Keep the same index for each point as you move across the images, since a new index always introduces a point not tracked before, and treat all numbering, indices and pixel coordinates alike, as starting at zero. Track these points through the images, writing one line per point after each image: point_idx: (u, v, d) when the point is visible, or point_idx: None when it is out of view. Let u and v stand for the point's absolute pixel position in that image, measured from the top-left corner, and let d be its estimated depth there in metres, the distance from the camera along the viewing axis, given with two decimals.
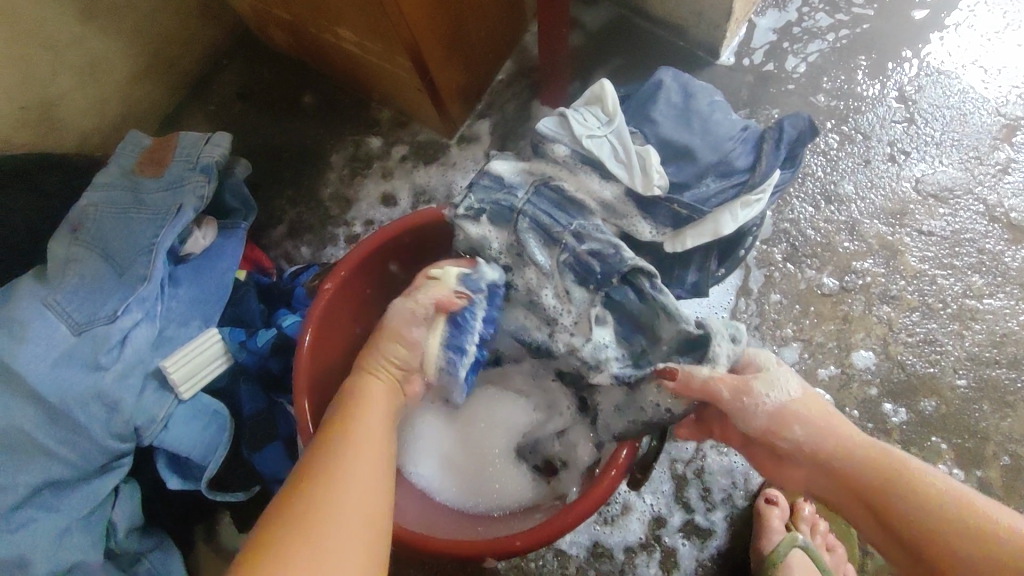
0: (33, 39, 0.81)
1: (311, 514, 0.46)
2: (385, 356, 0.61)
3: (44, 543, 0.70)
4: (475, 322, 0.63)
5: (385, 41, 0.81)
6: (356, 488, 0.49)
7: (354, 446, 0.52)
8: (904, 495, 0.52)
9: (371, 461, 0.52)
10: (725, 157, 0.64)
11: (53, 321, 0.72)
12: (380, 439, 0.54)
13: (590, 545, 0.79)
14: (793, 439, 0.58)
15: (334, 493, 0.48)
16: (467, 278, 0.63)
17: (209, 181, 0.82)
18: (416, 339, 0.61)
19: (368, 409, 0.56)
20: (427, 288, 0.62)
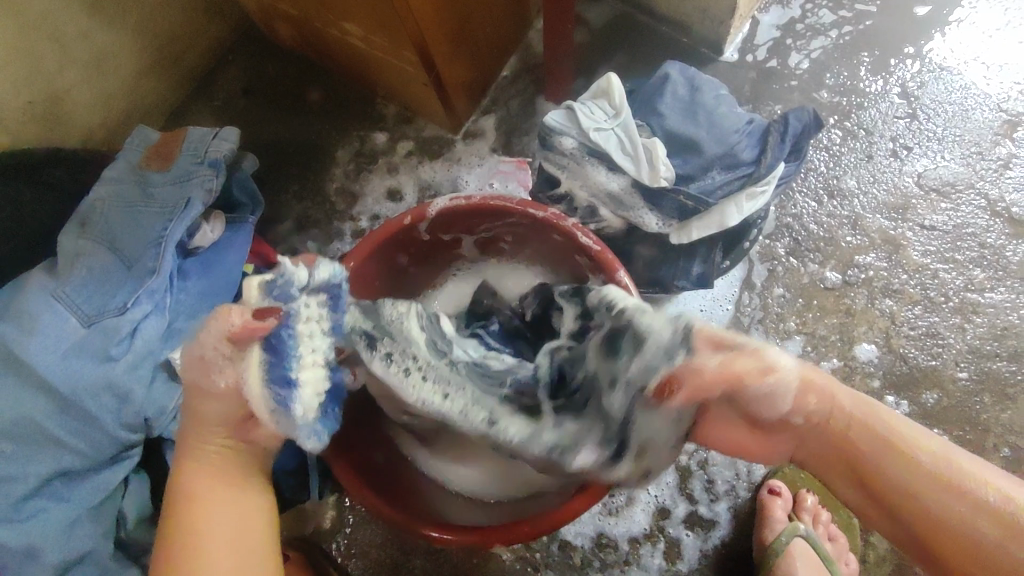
0: (40, 33, 0.81)
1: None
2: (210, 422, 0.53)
3: (53, 535, 0.70)
4: (299, 343, 0.51)
5: (391, 36, 0.82)
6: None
7: (204, 551, 0.50)
8: (902, 469, 0.51)
9: (226, 561, 0.51)
10: (731, 150, 0.66)
11: (62, 313, 0.73)
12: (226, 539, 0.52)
13: (594, 536, 0.80)
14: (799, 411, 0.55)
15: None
16: (272, 286, 0.51)
17: (218, 175, 0.83)
18: (230, 383, 0.52)
19: (206, 496, 0.52)
20: (217, 316, 0.50)
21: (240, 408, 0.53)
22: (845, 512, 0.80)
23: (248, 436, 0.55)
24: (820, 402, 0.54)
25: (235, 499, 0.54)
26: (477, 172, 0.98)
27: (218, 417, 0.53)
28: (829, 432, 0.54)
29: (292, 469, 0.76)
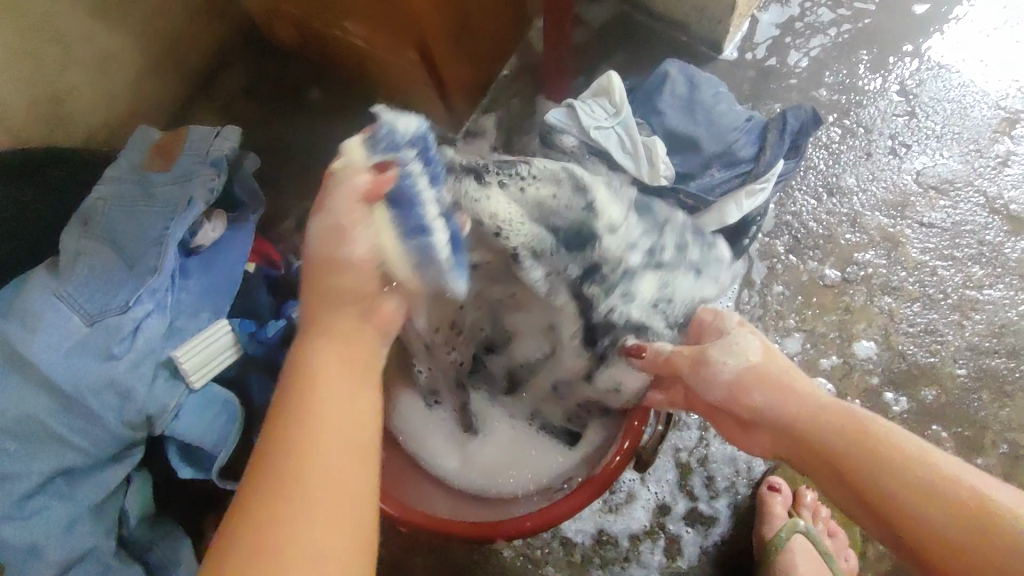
0: (43, 33, 0.82)
1: (264, 533, 0.40)
2: (341, 289, 0.50)
3: (56, 531, 0.71)
4: (422, 193, 0.52)
5: (392, 34, 0.82)
6: (318, 485, 0.42)
7: (306, 461, 0.42)
8: (871, 459, 0.46)
9: (332, 474, 0.42)
10: (729, 147, 0.67)
11: (65, 312, 0.73)
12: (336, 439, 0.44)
13: (595, 533, 0.80)
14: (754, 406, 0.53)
15: (287, 499, 0.41)
16: (375, 139, 0.51)
17: (219, 175, 0.84)
18: (368, 247, 0.49)
19: (325, 369, 0.47)
20: (343, 178, 0.49)
21: (369, 280, 0.50)
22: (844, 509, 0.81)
23: (375, 317, 0.52)
24: (787, 395, 0.52)
25: (353, 392, 0.46)
26: None
27: (348, 285, 0.50)
28: (794, 430, 0.51)
29: None
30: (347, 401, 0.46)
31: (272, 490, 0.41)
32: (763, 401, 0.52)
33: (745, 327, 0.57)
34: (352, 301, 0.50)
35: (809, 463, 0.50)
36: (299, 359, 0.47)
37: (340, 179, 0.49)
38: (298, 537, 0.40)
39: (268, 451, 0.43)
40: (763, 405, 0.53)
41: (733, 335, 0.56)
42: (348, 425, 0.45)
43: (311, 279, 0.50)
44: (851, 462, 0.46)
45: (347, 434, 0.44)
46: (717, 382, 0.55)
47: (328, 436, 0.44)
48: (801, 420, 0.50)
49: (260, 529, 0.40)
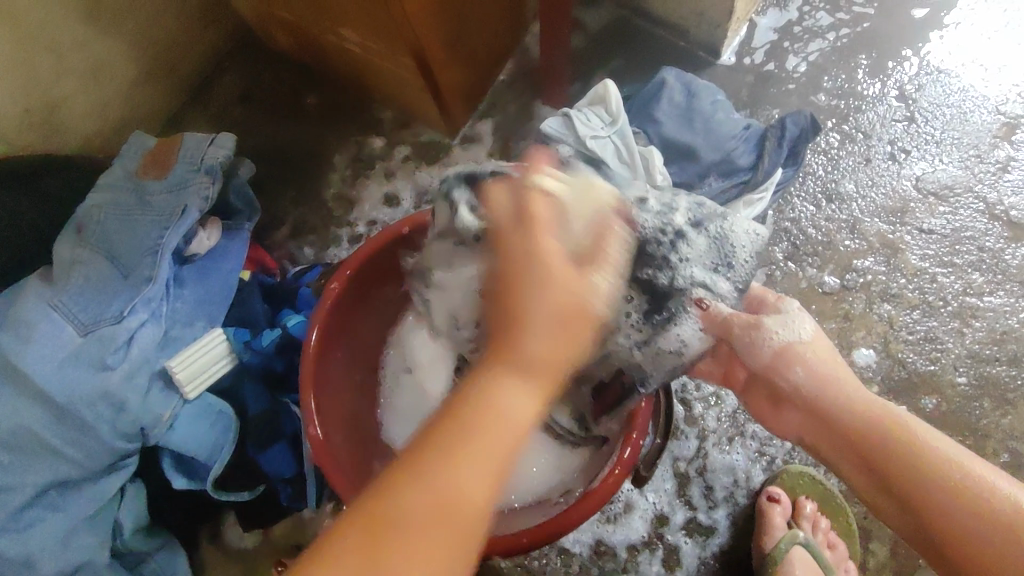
0: (36, 40, 0.81)
1: (382, 537, 0.41)
2: (532, 337, 0.46)
3: (49, 544, 0.71)
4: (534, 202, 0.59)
5: (387, 41, 0.81)
6: (436, 523, 0.42)
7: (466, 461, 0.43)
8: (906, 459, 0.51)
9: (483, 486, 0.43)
10: (728, 156, 0.66)
11: (59, 322, 0.73)
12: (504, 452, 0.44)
13: (593, 544, 0.79)
14: (793, 381, 0.56)
15: (405, 520, 0.42)
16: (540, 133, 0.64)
17: (213, 183, 0.83)
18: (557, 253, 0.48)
19: (501, 399, 0.45)
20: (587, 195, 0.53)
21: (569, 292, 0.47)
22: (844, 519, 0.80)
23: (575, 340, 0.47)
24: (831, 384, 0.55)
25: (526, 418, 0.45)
26: None
27: (545, 333, 0.46)
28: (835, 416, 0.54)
29: (288, 476, 0.82)
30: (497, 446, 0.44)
31: (401, 500, 0.42)
32: (806, 383, 0.56)
33: (800, 311, 0.58)
34: (542, 349, 0.46)
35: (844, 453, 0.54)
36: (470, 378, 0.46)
37: (534, 201, 0.52)
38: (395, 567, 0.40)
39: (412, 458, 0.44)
40: (801, 387, 0.56)
41: (790, 315, 0.58)
42: (487, 478, 0.43)
43: (508, 297, 0.48)
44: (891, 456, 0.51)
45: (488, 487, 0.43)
46: (765, 358, 0.57)
47: (471, 482, 0.43)
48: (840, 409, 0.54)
49: (379, 535, 0.41)
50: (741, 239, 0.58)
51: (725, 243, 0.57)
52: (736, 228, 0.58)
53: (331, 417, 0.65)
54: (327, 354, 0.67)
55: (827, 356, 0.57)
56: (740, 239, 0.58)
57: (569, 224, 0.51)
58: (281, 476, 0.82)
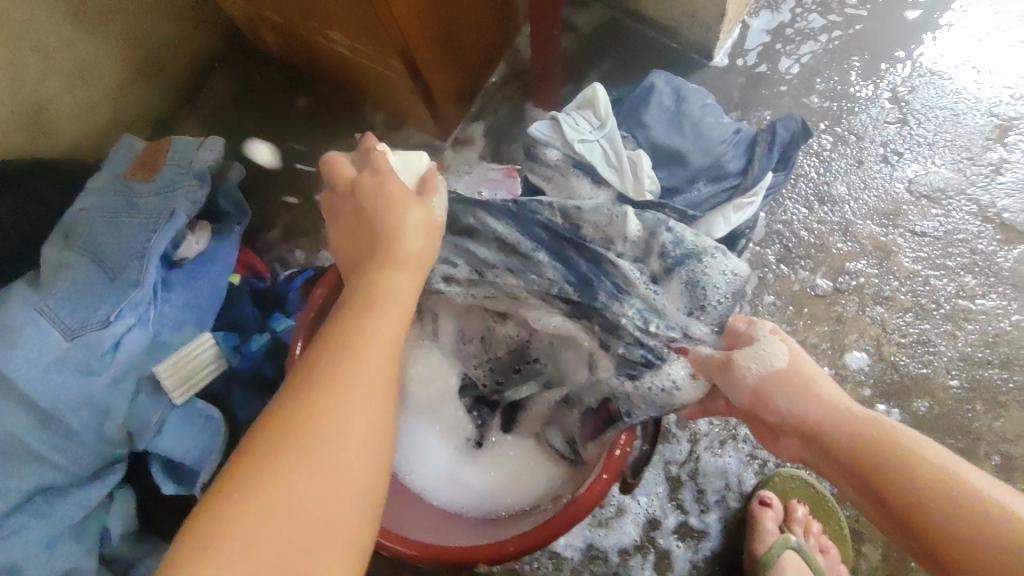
0: (23, 43, 0.80)
1: (272, 466, 0.39)
2: (402, 248, 0.50)
3: (35, 552, 0.69)
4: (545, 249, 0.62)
5: (376, 43, 0.81)
6: (330, 435, 0.40)
7: (340, 393, 0.42)
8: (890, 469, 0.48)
9: (357, 417, 0.41)
10: (717, 161, 0.66)
11: (45, 327, 0.72)
12: (380, 366, 0.44)
13: (584, 548, 0.79)
14: (777, 411, 0.55)
15: (294, 439, 0.40)
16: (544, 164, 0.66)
17: (202, 186, 0.83)
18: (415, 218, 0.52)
19: (370, 323, 0.46)
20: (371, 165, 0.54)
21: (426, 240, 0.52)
22: (836, 523, 0.79)
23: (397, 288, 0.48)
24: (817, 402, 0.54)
25: (392, 331, 0.46)
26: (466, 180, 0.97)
27: (410, 257, 0.51)
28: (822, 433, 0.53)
29: None
30: (381, 362, 0.44)
31: (288, 432, 0.40)
32: (789, 406, 0.54)
33: (777, 334, 0.58)
34: (409, 286, 0.49)
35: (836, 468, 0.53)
36: (348, 303, 0.48)
37: (341, 165, 0.56)
38: (283, 493, 0.38)
39: (299, 382, 0.43)
40: (788, 410, 0.55)
41: (761, 343, 0.57)
42: (374, 387, 0.43)
43: (359, 236, 0.53)
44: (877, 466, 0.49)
45: (375, 395, 0.42)
46: (744, 388, 0.57)
47: (357, 396, 0.42)
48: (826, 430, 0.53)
49: (267, 466, 0.39)
50: (715, 281, 0.60)
51: (698, 287, 0.60)
52: (710, 270, 0.60)
53: None
54: None
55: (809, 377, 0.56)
56: (714, 281, 0.60)
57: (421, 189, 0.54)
58: None
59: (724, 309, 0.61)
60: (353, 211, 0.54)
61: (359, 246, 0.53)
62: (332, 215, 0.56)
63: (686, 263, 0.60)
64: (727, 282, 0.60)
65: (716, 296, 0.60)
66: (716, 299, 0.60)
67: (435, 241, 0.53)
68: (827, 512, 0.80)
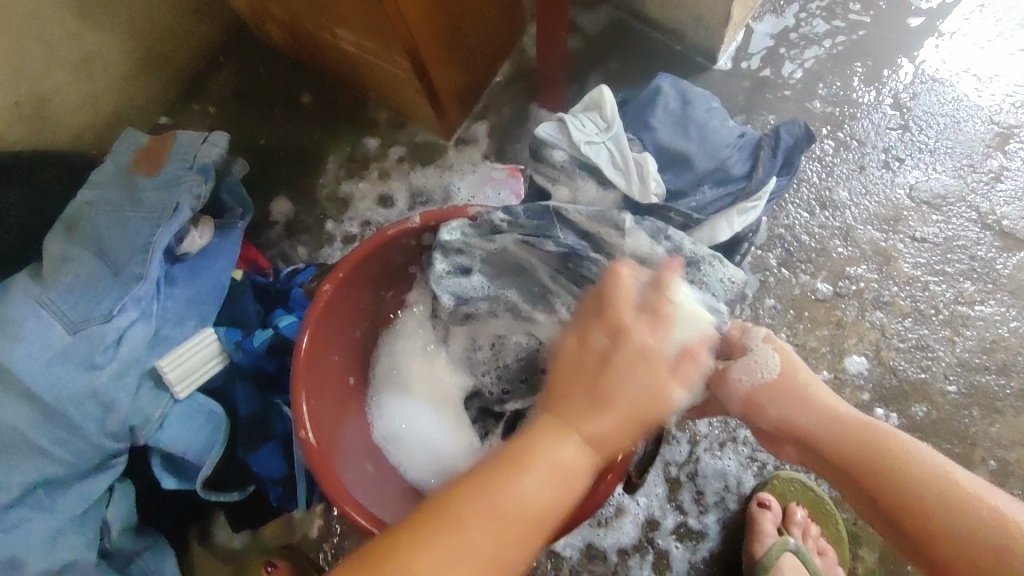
0: (28, 37, 0.81)
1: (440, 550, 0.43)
2: (602, 419, 0.48)
3: (37, 543, 0.70)
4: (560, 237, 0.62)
5: (382, 41, 0.81)
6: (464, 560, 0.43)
7: (478, 531, 0.44)
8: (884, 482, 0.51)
9: (474, 561, 0.44)
10: (722, 164, 0.66)
11: (47, 320, 0.72)
12: (536, 506, 0.46)
13: (583, 547, 0.79)
14: (771, 418, 0.58)
15: (457, 551, 0.43)
16: (540, 155, 0.69)
17: (205, 181, 0.82)
18: (655, 389, 0.49)
19: (557, 451, 0.47)
20: (620, 278, 0.53)
21: (654, 403, 0.49)
22: (834, 526, 0.80)
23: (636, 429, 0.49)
24: (804, 405, 0.56)
25: (553, 477, 0.47)
26: (470, 179, 0.97)
27: (616, 417, 0.48)
28: (815, 438, 0.55)
29: (278, 478, 0.81)
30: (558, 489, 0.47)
31: (460, 525, 0.44)
32: (779, 414, 0.57)
33: (770, 342, 0.59)
34: (609, 432, 0.48)
35: (831, 468, 0.56)
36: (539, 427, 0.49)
37: (624, 286, 0.53)
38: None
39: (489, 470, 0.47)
40: (780, 417, 0.57)
41: (754, 352, 0.59)
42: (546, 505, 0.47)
43: (580, 373, 0.50)
44: (874, 477, 0.51)
45: (546, 502, 0.46)
46: (737, 395, 0.59)
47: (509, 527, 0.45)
48: (814, 434, 0.55)
49: (430, 544, 0.44)
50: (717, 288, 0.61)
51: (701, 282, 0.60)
52: (708, 272, 0.61)
53: (323, 421, 0.64)
54: (316, 356, 0.66)
55: (800, 386, 0.58)
56: (714, 285, 0.61)
57: (668, 329, 0.52)
58: (272, 478, 0.81)
59: (725, 316, 0.61)
60: (591, 352, 0.51)
61: (566, 374, 0.52)
62: (588, 310, 0.55)
63: (685, 269, 0.60)
64: (725, 289, 0.61)
65: (716, 302, 0.60)
66: (715, 299, 0.60)
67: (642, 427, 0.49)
68: (825, 515, 0.80)
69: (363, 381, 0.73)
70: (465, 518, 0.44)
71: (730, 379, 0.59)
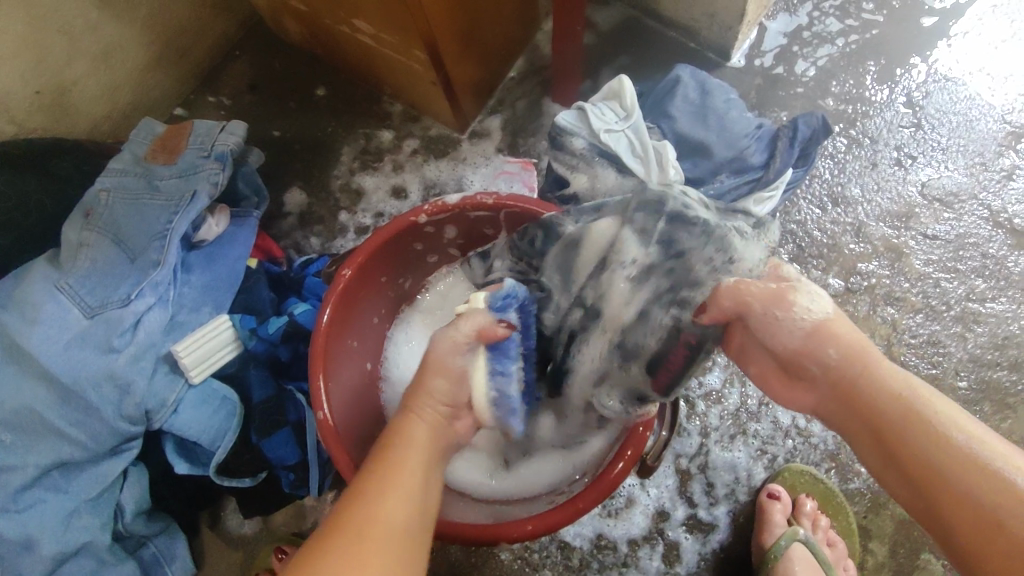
0: (50, 25, 0.82)
1: (376, 490, 0.47)
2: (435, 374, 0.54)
3: (52, 524, 0.70)
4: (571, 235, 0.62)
5: (400, 34, 0.82)
6: (399, 491, 0.47)
7: (397, 465, 0.49)
8: (934, 439, 0.46)
9: (403, 485, 0.48)
10: (740, 154, 0.69)
11: (66, 304, 0.73)
12: (422, 446, 0.51)
13: (593, 537, 0.80)
14: (824, 358, 0.52)
15: (387, 483, 0.47)
16: (556, 142, 0.70)
17: (224, 169, 0.83)
18: (461, 335, 0.54)
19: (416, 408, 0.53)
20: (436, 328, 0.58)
21: (455, 358, 0.54)
22: (844, 518, 0.80)
23: (453, 383, 0.54)
24: (849, 353, 0.51)
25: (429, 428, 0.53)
26: (482, 172, 0.97)
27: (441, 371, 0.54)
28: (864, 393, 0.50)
29: (292, 464, 0.79)
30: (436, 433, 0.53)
31: (380, 475, 0.48)
32: (834, 358, 0.51)
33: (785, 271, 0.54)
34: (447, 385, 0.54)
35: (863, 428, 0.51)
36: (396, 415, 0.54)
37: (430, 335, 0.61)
38: (387, 507, 0.46)
39: (333, 531, 0.44)
40: (828, 364, 0.52)
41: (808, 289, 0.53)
42: (424, 485, 0.49)
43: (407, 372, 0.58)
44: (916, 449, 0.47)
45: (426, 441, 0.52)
46: (792, 338, 0.52)
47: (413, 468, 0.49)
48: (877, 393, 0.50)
49: (367, 490, 0.47)
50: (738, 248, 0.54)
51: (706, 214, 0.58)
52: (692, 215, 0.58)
53: (339, 403, 0.65)
54: (334, 341, 0.66)
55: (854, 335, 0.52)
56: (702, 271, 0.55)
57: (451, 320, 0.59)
58: (284, 464, 0.79)
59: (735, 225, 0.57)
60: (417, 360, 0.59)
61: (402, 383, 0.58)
62: (335, 359, 0.66)
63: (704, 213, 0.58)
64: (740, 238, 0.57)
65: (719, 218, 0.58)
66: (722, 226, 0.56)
67: (456, 367, 0.54)
68: (835, 508, 0.80)
69: (377, 369, 0.73)
70: (381, 467, 0.48)
71: (774, 333, 0.53)
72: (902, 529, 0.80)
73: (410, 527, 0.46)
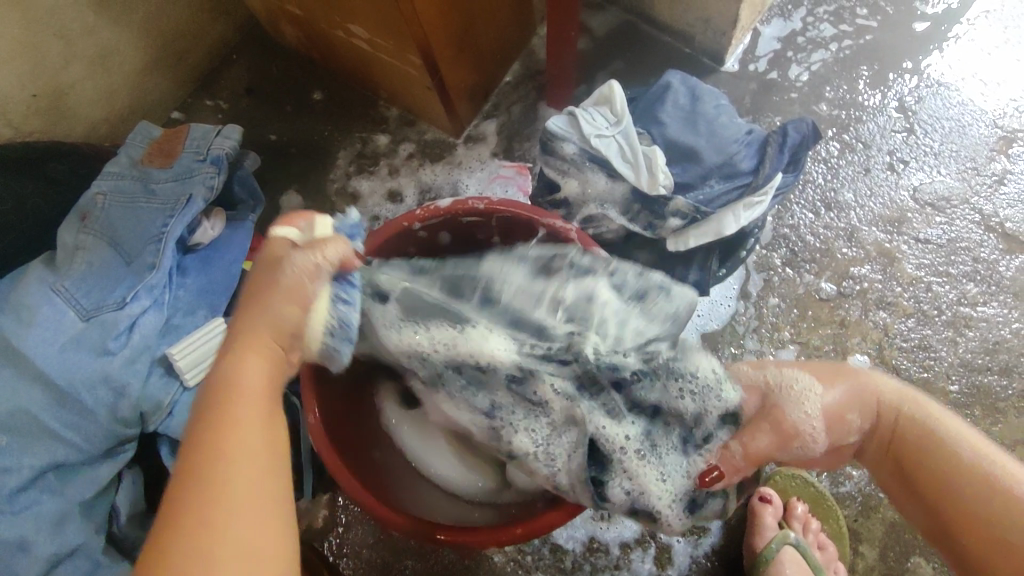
0: (47, 30, 0.82)
1: (218, 471, 0.41)
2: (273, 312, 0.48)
3: (46, 527, 0.69)
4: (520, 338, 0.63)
5: (396, 38, 0.82)
6: (242, 459, 0.42)
7: (234, 426, 0.43)
8: (946, 455, 0.54)
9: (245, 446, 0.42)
10: (730, 159, 0.69)
11: (61, 307, 0.73)
12: (263, 393, 0.46)
13: (586, 541, 0.80)
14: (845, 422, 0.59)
15: (227, 457, 0.41)
16: (547, 147, 0.71)
17: (220, 172, 0.83)
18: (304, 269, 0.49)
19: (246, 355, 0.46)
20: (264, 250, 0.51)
21: (303, 286, 0.49)
22: (835, 521, 0.81)
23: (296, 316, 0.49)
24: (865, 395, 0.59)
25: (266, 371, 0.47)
26: (477, 176, 0.98)
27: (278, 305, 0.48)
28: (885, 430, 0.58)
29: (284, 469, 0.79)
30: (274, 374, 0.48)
31: (218, 446, 0.42)
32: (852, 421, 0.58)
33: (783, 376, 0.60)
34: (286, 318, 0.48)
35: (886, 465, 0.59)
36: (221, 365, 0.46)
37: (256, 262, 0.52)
38: (237, 482, 0.41)
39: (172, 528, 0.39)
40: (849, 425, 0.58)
41: (798, 387, 0.59)
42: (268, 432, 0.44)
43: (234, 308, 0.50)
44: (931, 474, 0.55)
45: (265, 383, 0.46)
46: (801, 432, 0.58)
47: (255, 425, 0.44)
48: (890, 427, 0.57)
49: (208, 471, 0.41)
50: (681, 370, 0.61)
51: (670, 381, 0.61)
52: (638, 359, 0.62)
53: (331, 405, 0.65)
54: None
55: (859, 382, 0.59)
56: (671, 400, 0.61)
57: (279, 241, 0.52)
58: None
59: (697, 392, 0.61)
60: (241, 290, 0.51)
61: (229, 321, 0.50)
62: None
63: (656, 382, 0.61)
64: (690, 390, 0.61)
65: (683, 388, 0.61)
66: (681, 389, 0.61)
67: (301, 298, 0.49)
68: (826, 511, 0.81)
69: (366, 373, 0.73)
70: (215, 434, 0.42)
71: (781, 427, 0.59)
72: (893, 532, 0.80)
73: (267, 495, 0.42)
